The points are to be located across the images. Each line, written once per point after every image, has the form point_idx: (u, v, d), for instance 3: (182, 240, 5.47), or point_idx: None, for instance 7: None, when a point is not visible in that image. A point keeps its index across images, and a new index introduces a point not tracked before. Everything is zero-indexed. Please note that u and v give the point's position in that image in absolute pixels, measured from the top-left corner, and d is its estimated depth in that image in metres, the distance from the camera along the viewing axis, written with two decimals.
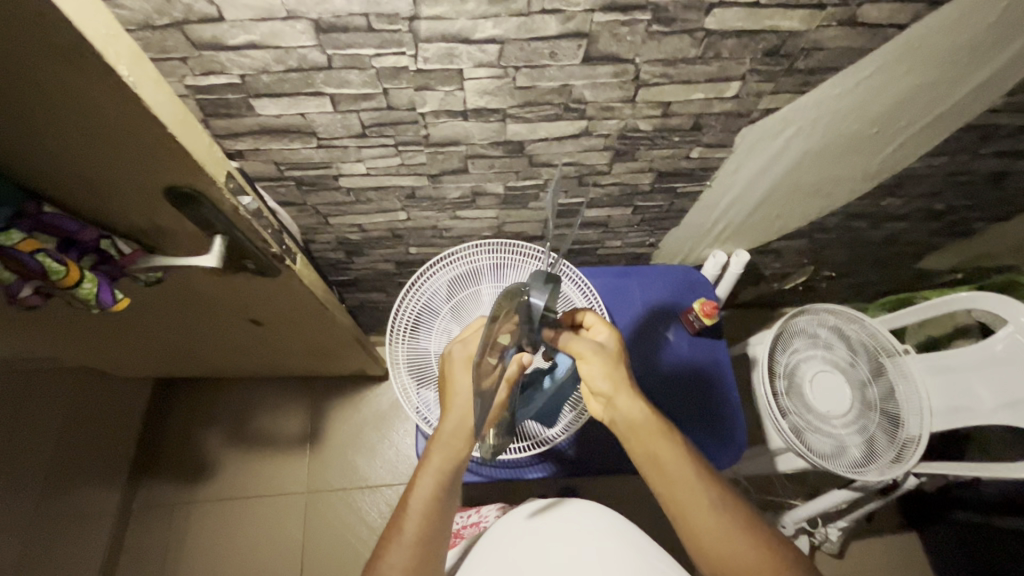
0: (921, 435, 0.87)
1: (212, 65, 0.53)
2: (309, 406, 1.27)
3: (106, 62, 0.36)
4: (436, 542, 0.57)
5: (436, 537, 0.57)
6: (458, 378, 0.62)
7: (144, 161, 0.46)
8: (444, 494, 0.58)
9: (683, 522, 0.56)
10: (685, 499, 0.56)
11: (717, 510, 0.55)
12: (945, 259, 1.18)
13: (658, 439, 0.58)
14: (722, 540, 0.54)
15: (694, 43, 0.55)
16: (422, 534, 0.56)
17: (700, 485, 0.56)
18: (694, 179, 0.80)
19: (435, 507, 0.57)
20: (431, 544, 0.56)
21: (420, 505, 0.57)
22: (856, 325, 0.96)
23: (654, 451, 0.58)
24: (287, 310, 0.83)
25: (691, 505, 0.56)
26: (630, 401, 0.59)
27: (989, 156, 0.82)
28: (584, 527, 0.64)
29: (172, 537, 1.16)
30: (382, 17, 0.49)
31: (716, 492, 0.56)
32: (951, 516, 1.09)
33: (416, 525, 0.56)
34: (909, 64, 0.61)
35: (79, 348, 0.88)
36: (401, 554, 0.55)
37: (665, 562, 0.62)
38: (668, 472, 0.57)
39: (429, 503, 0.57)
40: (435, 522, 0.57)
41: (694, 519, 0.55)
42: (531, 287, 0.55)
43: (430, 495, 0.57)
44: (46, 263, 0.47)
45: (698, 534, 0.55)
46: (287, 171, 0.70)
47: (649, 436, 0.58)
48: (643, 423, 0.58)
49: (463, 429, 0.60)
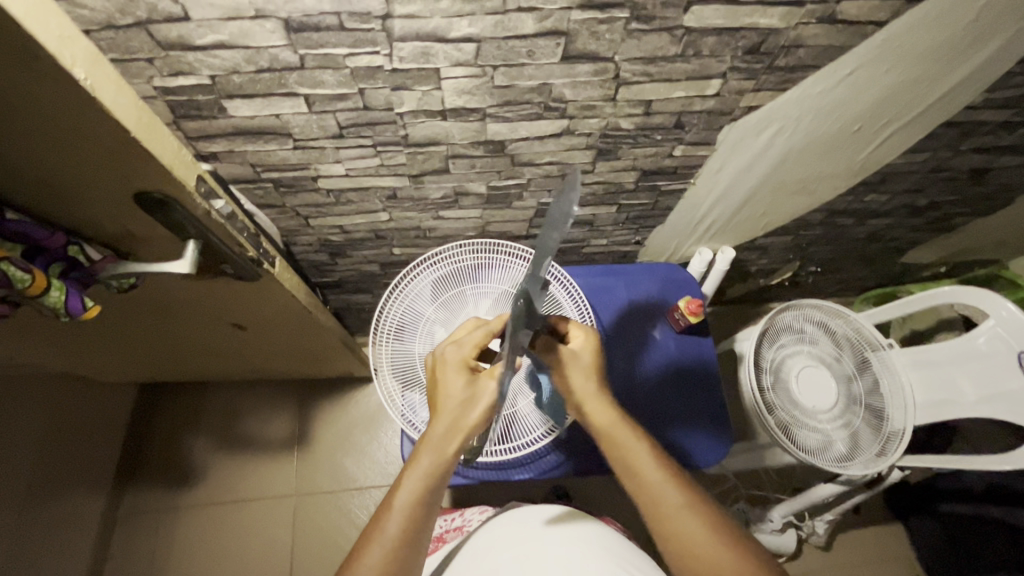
0: (905, 430, 0.88)
1: (180, 65, 0.52)
2: (295, 409, 1.26)
3: (61, 64, 0.35)
4: (415, 544, 0.56)
5: (416, 540, 0.56)
6: (450, 381, 0.61)
7: (109, 165, 0.44)
8: (429, 497, 0.57)
9: (654, 521, 0.56)
10: (655, 496, 0.56)
11: (689, 512, 0.55)
12: (929, 254, 1.19)
13: (625, 443, 0.59)
14: (693, 540, 0.54)
15: (674, 40, 0.54)
16: (403, 535, 0.55)
17: (668, 488, 0.57)
18: (677, 177, 0.80)
19: (418, 510, 0.56)
20: (412, 547, 0.55)
21: (403, 507, 0.56)
22: (841, 320, 0.96)
23: (626, 453, 0.59)
24: (267, 314, 0.82)
25: (662, 503, 0.56)
26: (599, 407, 0.60)
27: (970, 152, 0.82)
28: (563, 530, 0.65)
29: (157, 544, 1.14)
30: (354, 16, 0.48)
31: (686, 494, 0.56)
32: (934, 507, 1.10)
33: (397, 526, 0.55)
34: (890, 61, 0.61)
35: (57, 355, 0.86)
36: (378, 553, 0.54)
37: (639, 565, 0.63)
38: (637, 472, 0.58)
39: (414, 505, 0.56)
40: (417, 524, 0.56)
41: (665, 520, 0.55)
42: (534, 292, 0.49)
43: (413, 498, 0.57)
44: (11, 272, 0.45)
45: (668, 536, 0.55)
46: (264, 173, 0.69)
47: (619, 438, 0.59)
48: (610, 429, 0.60)
49: (455, 430, 0.58)
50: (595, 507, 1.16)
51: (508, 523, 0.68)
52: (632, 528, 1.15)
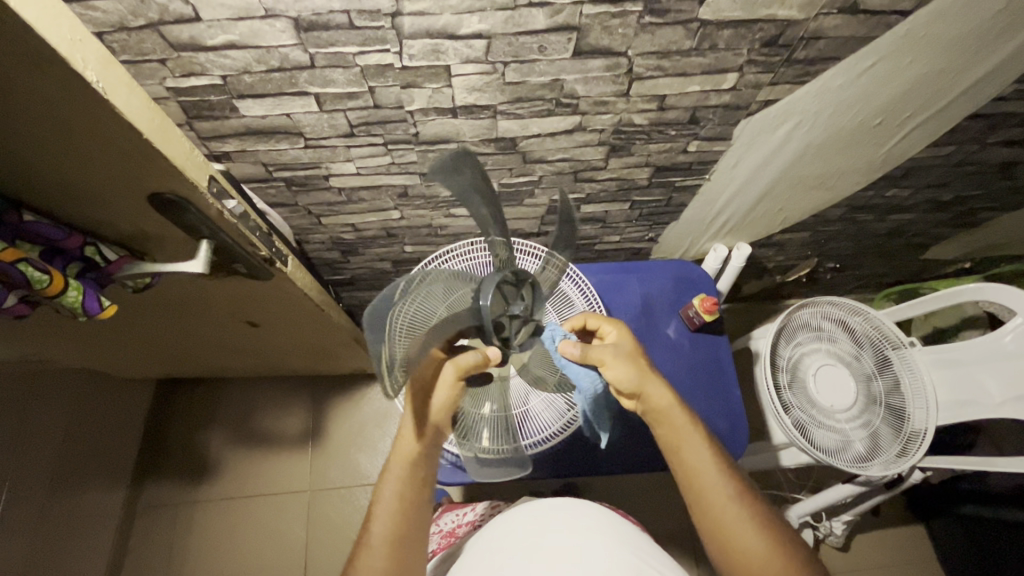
0: (927, 430, 0.86)
1: (192, 66, 0.52)
2: (310, 405, 1.27)
3: (73, 68, 0.35)
4: (409, 537, 0.57)
5: (407, 538, 0.57)
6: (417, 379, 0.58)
7: (123, 167, 0.44)
8: (409, 496, 0.58)
9: (704, 512, 0.57)
10: (706, 485, 0.57)
11: (738, 504, 0.56)
12: (953, 249, 1.16)
13: (681, 427, 0.59)
14: (741, 533, 0.54)
15: (689, 34, 0.53)
16: (392, 538, 0.56)
17: (718, 479, 0.57)
18: (692, 174, 0.79)
19: (404, 505, 0.57)
20: (403, 544, 0.56)
21: (386, 511, 0.57)
22: (861, 318, 0.94)
23: (680, 439, 0.59)
24: (281, 312, 0.82)
25: (715, 491, 0.56)
26: (660, 386, 0.59)
27: (998, 145, 0.79)
28: (568, 511, 0.66)
29: (176, 536, 1.16)
30: (363, 14, 0.47)
31: (737, 486, 0.57)
32: (957, 509, 1.08)
33: (384, 526, 0.57)
34: (915, 52, 0.59)
35: (78, 352, 0.87)
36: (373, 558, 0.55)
37: (646, 545, 0.63)
38: (691, 463, 0.58)
39: (398, 502, 0.57)
40: (404, 521, 0.57)
41: (714, 512, 0.56)
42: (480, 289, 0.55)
43: (392, 500, 0.57)
44: (29, 273, 0.46)
45: (715, 528, 0.56)
46: (276, 172, 0.69)
47: (674, 421, 0.59)
48: (671, 411, 0.59)
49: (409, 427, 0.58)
50: (608, 504, 1.16)
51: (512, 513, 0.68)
52: (646, 526, 1.14)
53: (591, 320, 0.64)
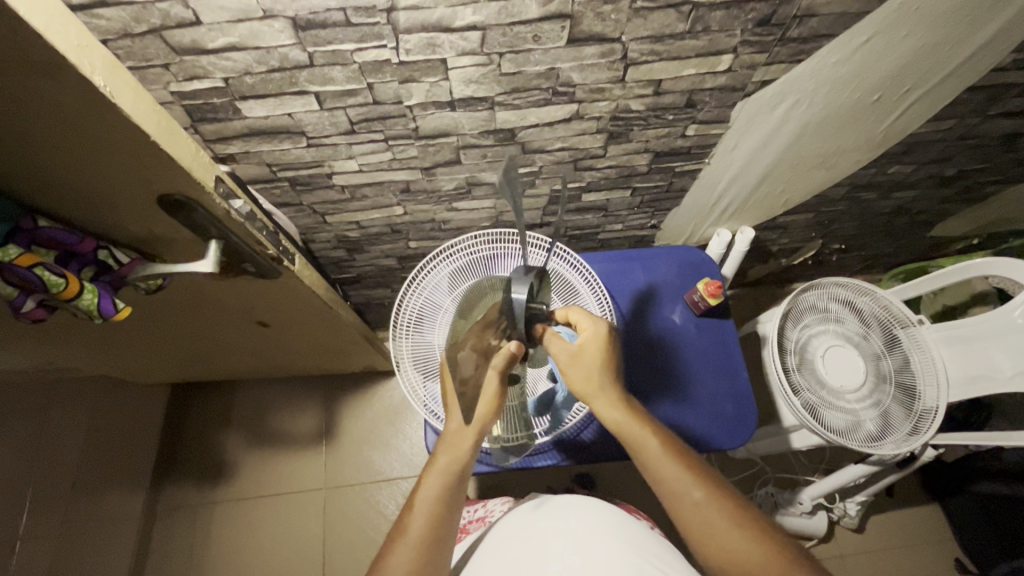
0: (938, 408, 0.85)
1: (195, 69, 0.53)
2: (321, 404, 1.29)
3: (81, 72, 0.36)
4: (442, 540, 0.55)
5: (443, 538, 0.56)
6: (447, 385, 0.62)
7: (129, 168, 0.45)
8: (450, 495, 0.58)
9: (676, 520, 0.55)
10: (670, 493, 0.55)
11: (707, 506, 0.54)
12: (960, 225, 1.15)
13: (636, 437, 0.58)
14: (718, 536, 0.52)
15: (681, 17, 0.53)
16: (428, 535, 0.55)
17: (691, 487, 0.55)
18: (691, 158, 0.79)
19: (441, 506, 0.57)
20: (436, 545, 0.55)
21: (427, 503, 0.57)
22: (867, 298, 0.93)
23: (642, 449, 0.58)
24: (291, 312, 0.84)
25: (682, 499, 0.55)
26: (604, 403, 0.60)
27: (1000, 117, 0.79)
28: (575, 511, 0.66)
29: (196, 537, 1.18)
30: (359, 11, 0.48)
31: (705, 488, 0.55)
32: (972, 486, 1.07)
33: (422, 524, 0.55)
34: (908, 25, 0.59)
35: (93, 357, 0.89)
36: (405, 552, 0.53)
37: (654, 545, 0.63)
38: (658, 474, 0.57)
39: (435, 501, 0.57)
40: (440, 523, 0.56)
41: (688, 520, 0.54)
42: (513, 282, 0.57)
43: (436, 494, 0.57)
44: (45, 277, 0.48)
45: (694, 533, 0.54)
46: (280, 172, 0.71)
47: (632, 434, 0.59)
48: (624, 425, 0.59)
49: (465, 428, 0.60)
50: (620, 493, 1.17)
51: (523, 515, 0.69)
52: (657, 513, 1.15)
53: (572, 314, 0.65)
